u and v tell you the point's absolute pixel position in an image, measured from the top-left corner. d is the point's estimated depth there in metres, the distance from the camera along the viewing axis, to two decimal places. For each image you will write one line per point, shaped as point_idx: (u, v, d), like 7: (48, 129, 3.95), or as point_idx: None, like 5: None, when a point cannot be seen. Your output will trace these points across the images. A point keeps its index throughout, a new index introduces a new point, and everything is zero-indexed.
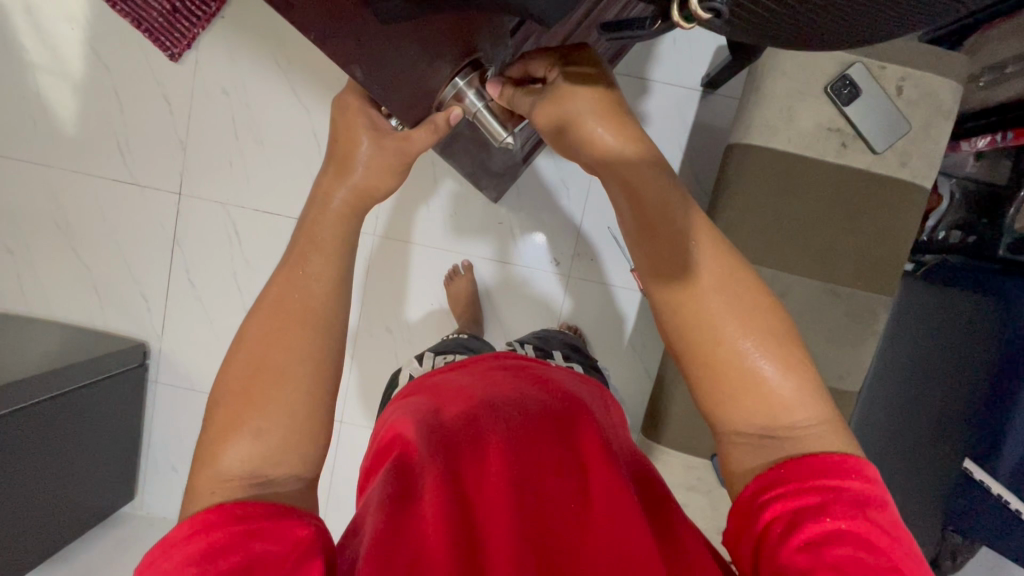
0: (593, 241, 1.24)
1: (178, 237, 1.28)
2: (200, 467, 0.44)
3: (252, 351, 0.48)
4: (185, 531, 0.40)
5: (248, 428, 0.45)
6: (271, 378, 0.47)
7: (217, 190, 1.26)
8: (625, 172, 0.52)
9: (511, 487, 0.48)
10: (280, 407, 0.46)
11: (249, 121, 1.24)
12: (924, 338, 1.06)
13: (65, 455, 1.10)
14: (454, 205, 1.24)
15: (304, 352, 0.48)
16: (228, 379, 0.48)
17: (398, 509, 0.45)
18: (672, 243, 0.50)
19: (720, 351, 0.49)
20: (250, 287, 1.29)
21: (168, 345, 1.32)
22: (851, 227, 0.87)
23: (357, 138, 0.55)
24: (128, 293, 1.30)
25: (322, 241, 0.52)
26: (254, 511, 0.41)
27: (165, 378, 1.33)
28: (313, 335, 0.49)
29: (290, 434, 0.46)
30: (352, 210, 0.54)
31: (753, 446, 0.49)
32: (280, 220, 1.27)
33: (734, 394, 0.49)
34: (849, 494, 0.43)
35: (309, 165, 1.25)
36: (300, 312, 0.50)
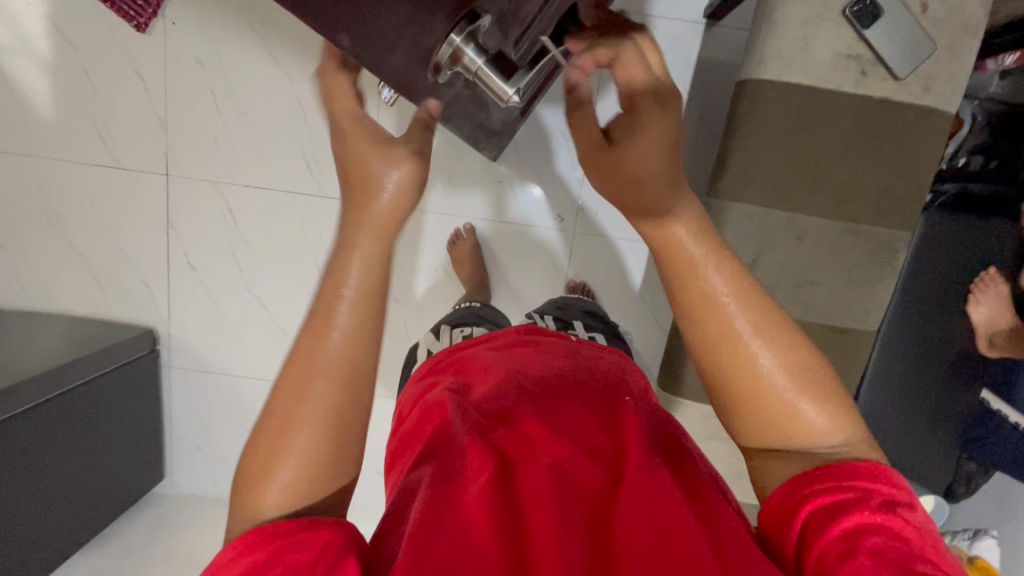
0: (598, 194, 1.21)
1: (173, 221, 1.25)
2: (237, 506, 0.45)
3: (279, 403, 0.46)
4: (226, 553, 0.41)
5: (275, 478, 0.44)
6: (294, 433, 0.45)
7: (205, 169, 1.22)
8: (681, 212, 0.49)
9: (552, 464, 0.46)
10: (308, 460, 0.45)
11: (230, 93, 1.17)
12: (942, 274, 0.98)
13: (87, 445, 1.12)
14: (451, 165, 1.19)
15: (329, 406, 0.46)
16: (260, 426, 0.46)
17: (442, 490, 0.44)
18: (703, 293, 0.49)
19: (744, 385, 0.48)
20: (252, 266, 1.27)
21: (176, 330, 1.31)
22: (874, 161, 0.83)
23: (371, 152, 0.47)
24: (130, 281, 1.28)
25: (351, 293, 0.47)
26: (285, 527, 0.41)
27: (179, 362, 1.33)
28: (339, 393, 0.46)
29: (315, 481, 0.46)
30: (377, 249, 0.47)
31: (784, 456, 0.48)
32: (274, 195, 1.23)
33: (772, 423, 0.48)
34: (880, 494, 0.42)
35: (297, 134, 1.20)
36: (328, 372, 0.46)
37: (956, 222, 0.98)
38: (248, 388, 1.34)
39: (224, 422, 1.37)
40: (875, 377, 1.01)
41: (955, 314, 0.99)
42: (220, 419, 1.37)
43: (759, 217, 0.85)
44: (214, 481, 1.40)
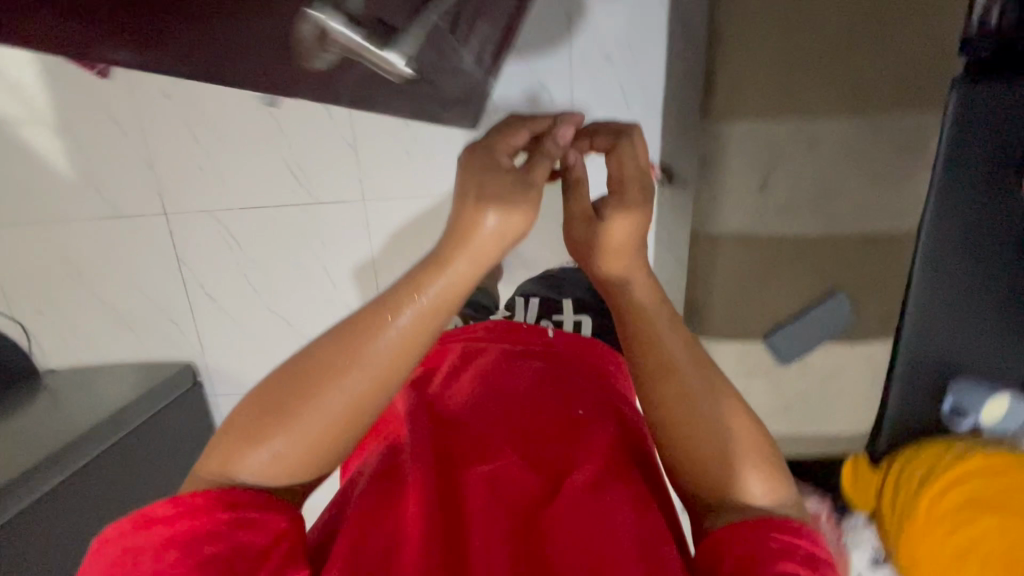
0: None
1: (182, 256, 1.27)
2: (223, 452, 0.48)
3: (307, 369, 0.49)
4: (169, 509, 0.45)
5: (268, 444, 0.47)
6: (306, 411, 0.48)
7: (200, 199, 1.22)
8: (634, 294, 0.56)
9: (487, 488, 0.47)
10: (306, 436, 0.48)
11: (202, 119, 1.16)
12: (998, 142, 0.80)
13: (142, 483, 1.17)
14: (438, 145, 1.17)
15: (353, 398, 0.48)
16: (277, 379, 0.49)
17: (376, 510, 0.47)
18: (659, 360, 0.53)
19: (686, 416, 0.51)
20: (265, 285, 1.29)
21: (211, 360, 1.35)
22: (884, 38, 0.72)
23: (471, 197, 0.50)
24: (159, 323, 1.33)
25: (434, 303, 0.50)
26: (233, 500, 0.46)
27: (221, 389, 1.38)
28: (367, 386, 0.48)
29: (300, 460, 0.48)
30: (473, 270, 0.51)
31: (718, 503, 0.50)
32: (270, 213, 1.23)
33: (703, 468, 0.50)
34: (801, 552, 0.44)
35: (277, 146, 1.18)
36: (381, 367, 0.49)
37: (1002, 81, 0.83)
38: None
39: None
40: (925, 274, 0.85)
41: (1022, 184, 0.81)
42: None
43: (760, 133, 0.77)
44: None
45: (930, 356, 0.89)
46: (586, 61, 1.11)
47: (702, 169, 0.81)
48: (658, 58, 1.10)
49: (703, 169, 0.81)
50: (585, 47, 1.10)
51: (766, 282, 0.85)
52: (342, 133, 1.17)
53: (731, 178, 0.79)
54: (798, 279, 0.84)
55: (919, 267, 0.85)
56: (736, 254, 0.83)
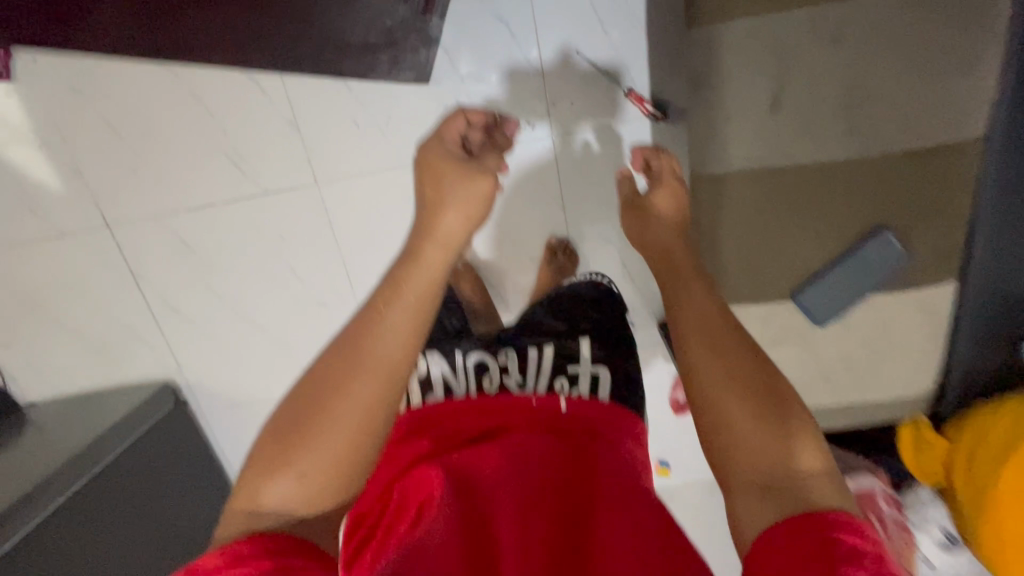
0: (567, 80, 1.00)
1: (136, 269, 1.16)
2: (252, 488, 0.51)
3: (317, 387, 0.55)
4: (217, 562, 0.45)
5: (295, 470, 0.51)
6: (321, 423, 0.53)
7: (141, 205, 1.10)
8: (666, 247, 0.64)
9: (518, 509, 0.52)
10: (329, 452, 0.52)
11: (127, 114, 1.04)
12: None
13: (136, 514, 1.10)
14: (389, 109, 1.02)
15: (364, 402, 0.54)
16: (286, 411, 0.55)
17: (416, 547, 0.48)
18: (715, 311, 0.54)
19: (756, 467, 0.46)
20: (230, 290, 1.17)
21: (191, 376, 1.26)
22: None
23: (439, 188, 0.66)
24: (126, 345, 1.23)
25: (409, 291, 0.59)
26: (278, 544, 0.46)
27: (208, 404, 1.30)
28: (373, 388, 0.55)
29: (327, 478, 0.52)
30: (442, 256, 0.63)
31: (760, 496, 0.45)
32: (219, 210, 1.10)
33: (719, 428, 0.49)
34: (852, 529, 0.39)
35: (213, 134, 1.05)
36: (379, 365, 0.56)
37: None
38: None
39: None
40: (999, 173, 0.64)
41: None
42: None
43: (762, 37, 0.64)
44: None
45: (1012, 286, 0.68)
46: None
47: (699, 99, 0.71)
48: None
49: (703, 96, 0.69)
50: None
51: (783, 224, 0.71)
52: (280, 110, 1.03)
53: (733, 100, 0.67)
54: (822, 217, 0.70)
55: (993, 186, 0.65)
56: (748, 191, 0.71)
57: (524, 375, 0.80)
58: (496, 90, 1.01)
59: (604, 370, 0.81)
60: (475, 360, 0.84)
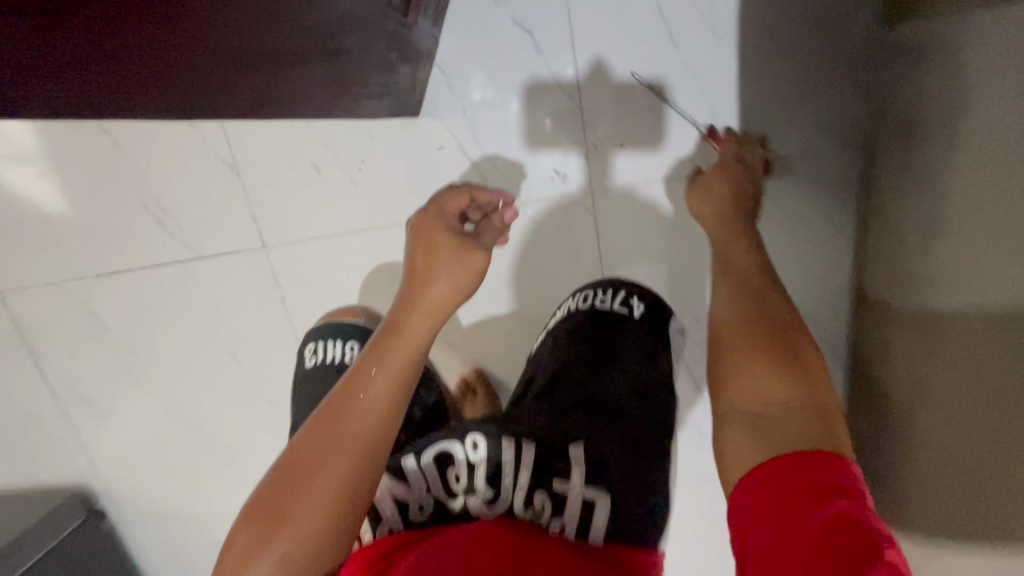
0: (607, 119, 0.76)
1: (34, 347, 0.88)
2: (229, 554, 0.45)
3: (285, 463, 0.46)
4: None
5: (272, 548, 0.44)
6: (297, 494, 0.45)
7: (38, 266, 0.83)
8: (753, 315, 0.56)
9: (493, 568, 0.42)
10: (307, 538, 0.44)
11: (18, 148, 0.77)
12: None
13: None
14: (364, 150, 0.76)
15: (343, 473, 0.46)
16: (259, 494, 0.46)
17: None
18: (793, 359, 0.51)
19: (754, 404, 0.50)
20: (153, 379, 0.89)
21: (109, 482, 0.97)
22: None
23: (432, 246, 0.56)
24: (24, 441, 0.94)
25: (393, 354, 0.50)
26: None
27: (131, 516, 1.00)
28: (353, 456, 0.47)
29: (305, 556, 0.45)
30: (430, 320, 0.53)
31: (744, 428, 0.49)
32: (138, 276, 0.82)
33: (763, 411, 0.49)
34: (850, 499, 0.39)
35: (128, 176, 0.78)
36: (356, 436, 0.47)
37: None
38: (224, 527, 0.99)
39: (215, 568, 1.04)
40: None
41: None
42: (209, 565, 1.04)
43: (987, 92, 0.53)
44: None
45: None
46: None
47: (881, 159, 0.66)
48: None
49: (900, 150, 0.63)
50: None
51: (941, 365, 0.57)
52: (215, 148, 0.76)
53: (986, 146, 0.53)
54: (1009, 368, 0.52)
55: None
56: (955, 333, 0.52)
57: (495, 489, 0.57)
58: (510, 124, 0.76)
59: (602, 496, 0.57)
60: (432, 456, 0.59)
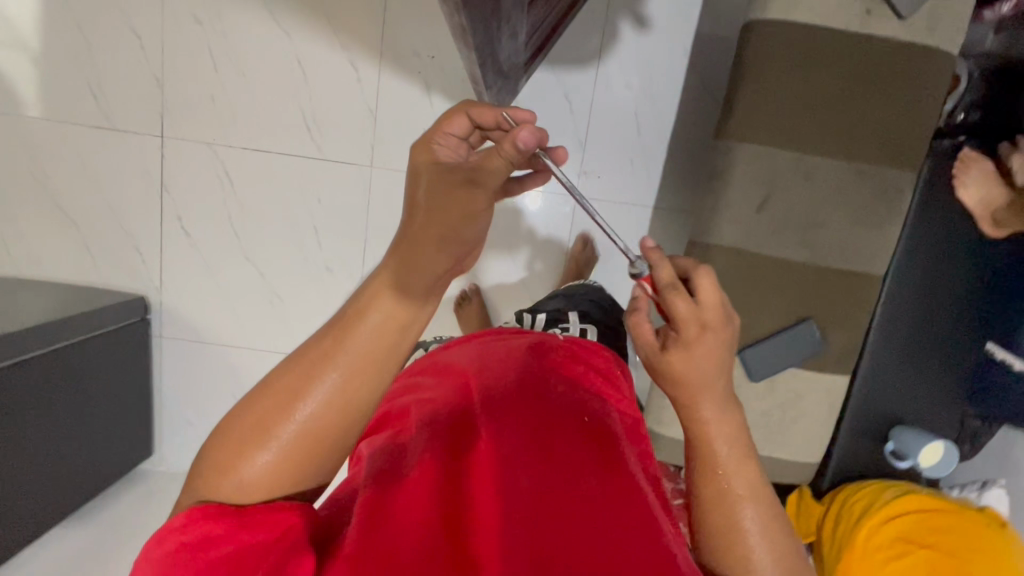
0: (602, 159, 1.21)
1: (167, 183, 1.22)
2: (220, 467, 0.45)
3: (289, 376, 0.47)
4: (182, 519, 0.42)
5: (268, 439, 0.45)
6: (291, 392, 0.47)
7: (203, 130, 1.19)
8: (753, 483, 0.56)
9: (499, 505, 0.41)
10: (279, 463, 0.45)
11: (228, 51, 1.16)
12: (938, 270, 0.90)
13: (66, 411, 1.07)
14: None
15: (338, 389, 0.47)
16: (241, 415, 0.47)
17: (383, 482, 0.44)
18: (759, 490, 0.56)
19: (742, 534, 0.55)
20: (248, 231, 1.24)
21: (168, 298, 1.27)
22: (875, 99, 0.80)
23: (417, 175, 0.49)
24: (119, 248, 1.25)
25: (417, 261, 0.48)
26: (235, 512, 0.42)
27: (169, 332, 1.29)
28: (353, 369, 0.47)
29: (299, 451, 0.46)
30: (443, 241, 0.48)
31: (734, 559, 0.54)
32: (273, 158, 1.21)
33: (718, 523, 0.56)
34: None
35: (297, 96, 1.18)
36: (362, 352, 0.48)
37: (987, 164, 0.88)
38: (244, 359, 1.30)
39: (214, 395, 1.32)
40: (873, 346, 0.92)
41: (948, 289, 0.91)
42: (211, 391, 1.32)
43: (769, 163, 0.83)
44: None
45: (875, 417, 0.95)
46: (608, 83, 1.16)
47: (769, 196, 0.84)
48: (672, 95, 1.16)
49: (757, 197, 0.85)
50: (610, 71, 1.16)
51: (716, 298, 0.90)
52: (365, 97, 1.18)
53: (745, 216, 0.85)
54: (778, 305, 0.89)
55: (868, 364, 0.93)
56: (723, 264, 0.88)
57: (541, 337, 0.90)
58: None
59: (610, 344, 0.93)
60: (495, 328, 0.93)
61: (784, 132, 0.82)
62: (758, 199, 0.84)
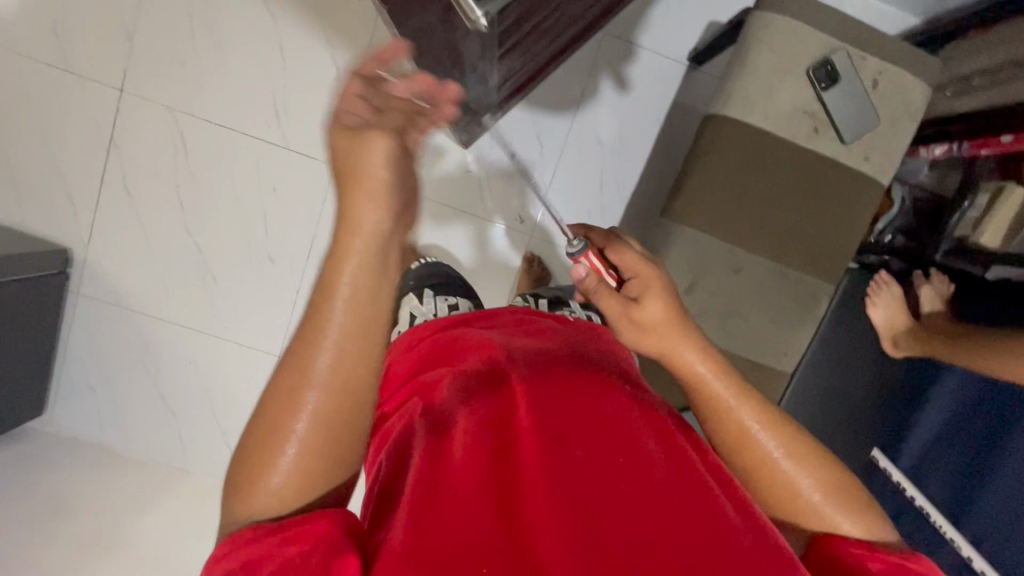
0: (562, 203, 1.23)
1: (117, 138, 1.17)
2: (235, 492, 0.40)
3: (281, 380, 0.41)
4: (224, 549, 0.38)
5: (281, 451, 0.40)
6: (289, 402, 0.40)
7: (165, 93, 1.16)
8: (797, 437, 0.54)
9: (552, 480, 0.39)
10: (304, 458, 0.40)
11: (207, 20, 1.13)
12: (838, 368, 1.02)
13: None
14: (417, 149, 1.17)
15: (339, 371, 0.41)
16: (248, 441, 0.41)
17: (428, 451, 0.42)
18: (807, 447, 0.54)
19: (804, 496, 0.52)
20: (194, 203, 1.20)
21: (95, 256, 1.21)
22: (807, 211, 0.86)
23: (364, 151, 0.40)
24: (51, 194, 1.18)
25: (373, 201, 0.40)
26: (277, 529, 0.38)
27: (89, 290, 1.22)
28: (349, 344, 0.41)
29: (320, 455, 0.40)
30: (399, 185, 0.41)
31: (800, 515, 0.52)
32: (233, 136, 1.18)
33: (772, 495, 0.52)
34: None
35: (270, 79, 1.16)
36: (349, 325, 0.41)
37: (896, 289, 0.99)
38: (163, 332, 1.25)
39: (126, 363, 1.26)
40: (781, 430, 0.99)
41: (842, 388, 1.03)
42: (123, 359, 1.26)
43: (708, 248, 0.87)
44: (102, 424, 1.29)
45: None
46: (581, 133, 1.19)
47: (700, 279, 0.88)
48: (638, 156, 1.21)
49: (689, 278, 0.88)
50: (585, 122, 1.19)
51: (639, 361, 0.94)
52: None
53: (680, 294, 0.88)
54: None
55: None
56: None
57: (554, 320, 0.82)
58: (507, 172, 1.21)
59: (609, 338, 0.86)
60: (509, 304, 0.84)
61: (722, 224, 0.86)
62: (693, 278, 0.88)
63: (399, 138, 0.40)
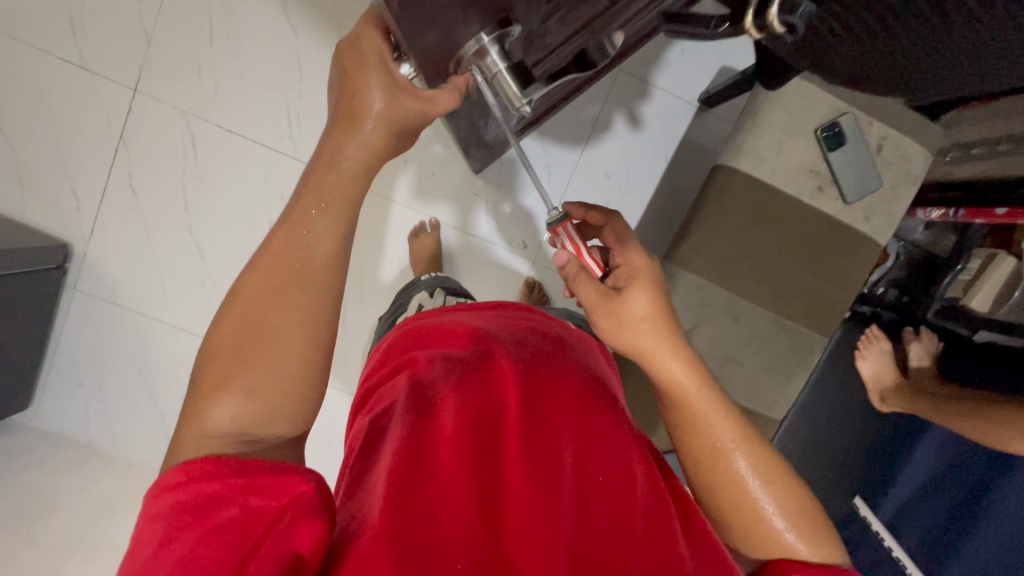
0: None
1: (127, 136, 1.16)
2: (187, 421, 0.42)
3: (242, 311, 0.44)
4: (176, 477, 0.38)
5: (237, 385, 0.42)
6: (255, 337, 0.43)
7: (180, 97, 1.16)
8: (773, 465, 0.55)
9: (532, 482, 0.40)
10: (258, 395, 0.42)
11: (229, 28, 1.14)
12: (832, 421, 1.01)
13: None
14: (427, 171, 1.18)
15: (298, 315, 0.44)
16: (217, 348, 0.44)
17: (412, 434, 0.42)
18: (785, 481, 0.54)
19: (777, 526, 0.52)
20: (199, 207, 1.20)
21: (94, 252, 1.20)
22: (808, 266, 0.88)
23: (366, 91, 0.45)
24: (56, 187, 1.17)
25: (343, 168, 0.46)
26: (238, 467, 0.38)
27: (87, 286, 1.22)
28: (307, 298, 0.45)
29: (274, 393, 0.43)
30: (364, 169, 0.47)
31: (753, 532, 0.52)
32: (245, 143, 1.18)
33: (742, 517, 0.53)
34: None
35: (287, 91, 1.17)
36: (302, 268, 0.45)
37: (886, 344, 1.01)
38: (158, 332, 1.24)
39: (118, 361, 1.25)
40: None
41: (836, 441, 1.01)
42: (115, 357, 1.25)
43: (709, 293, 0.89)
44: (88, 421, 1.27)
45: None
46: (590, 165, 1.21)
47: (699, 324, 0.89)
48: (645, 189, 1.23)
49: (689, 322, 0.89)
50: (594, 156, 1.21)
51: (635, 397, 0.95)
52: None
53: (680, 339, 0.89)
54: None
55: None
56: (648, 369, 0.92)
57: None
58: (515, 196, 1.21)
59: None
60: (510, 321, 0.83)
61: (724, 271, 0.88)
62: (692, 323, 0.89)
63: (389, 82, 0.45)
